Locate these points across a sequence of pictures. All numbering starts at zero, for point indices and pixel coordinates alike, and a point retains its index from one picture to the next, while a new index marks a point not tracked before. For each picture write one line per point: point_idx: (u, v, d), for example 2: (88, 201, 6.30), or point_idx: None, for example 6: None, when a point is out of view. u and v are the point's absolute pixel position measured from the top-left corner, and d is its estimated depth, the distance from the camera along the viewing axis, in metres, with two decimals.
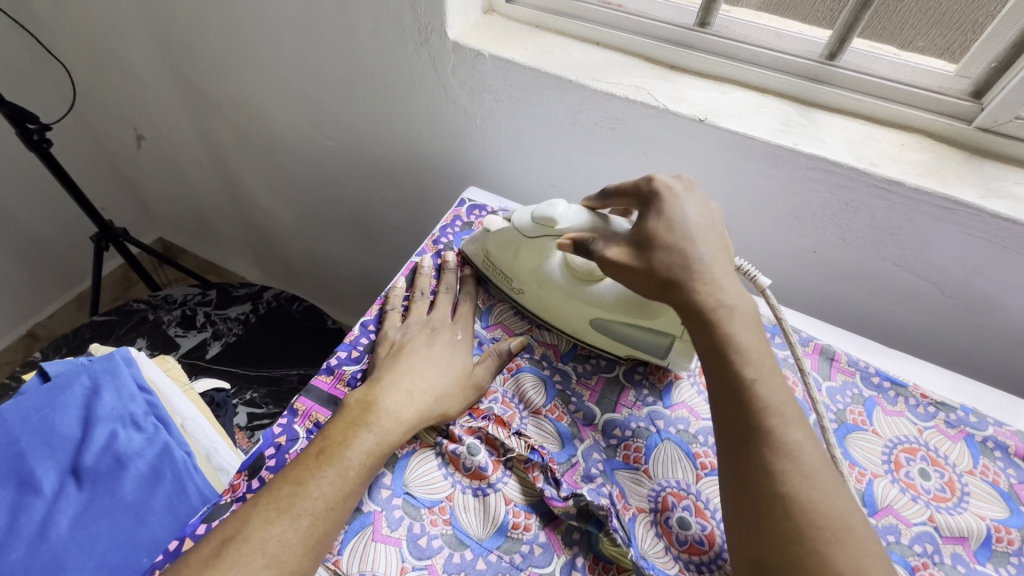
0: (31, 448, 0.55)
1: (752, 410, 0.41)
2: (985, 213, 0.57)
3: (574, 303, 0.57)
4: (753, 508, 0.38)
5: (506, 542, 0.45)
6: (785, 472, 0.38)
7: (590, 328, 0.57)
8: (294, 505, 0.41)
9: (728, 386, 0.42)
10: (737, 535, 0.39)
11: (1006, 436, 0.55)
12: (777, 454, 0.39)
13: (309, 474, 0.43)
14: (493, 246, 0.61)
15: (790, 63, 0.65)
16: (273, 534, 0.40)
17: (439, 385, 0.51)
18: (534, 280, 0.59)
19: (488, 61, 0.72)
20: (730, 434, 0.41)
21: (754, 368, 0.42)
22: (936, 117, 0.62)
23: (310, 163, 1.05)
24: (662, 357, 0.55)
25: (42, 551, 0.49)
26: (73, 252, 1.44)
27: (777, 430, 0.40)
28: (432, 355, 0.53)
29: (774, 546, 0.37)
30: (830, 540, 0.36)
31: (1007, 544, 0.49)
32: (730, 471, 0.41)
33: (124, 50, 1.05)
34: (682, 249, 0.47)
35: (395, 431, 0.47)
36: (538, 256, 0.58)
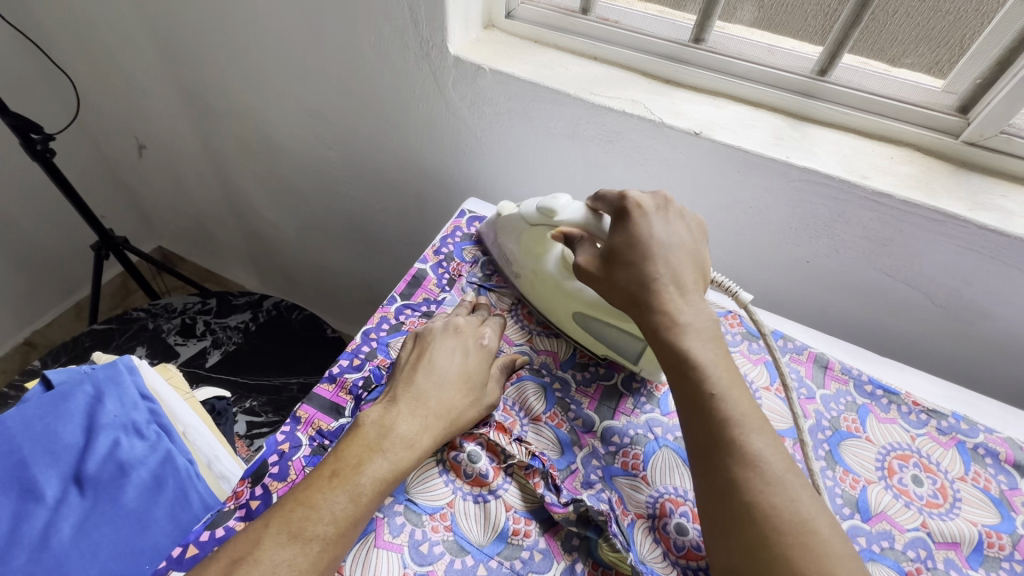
0: (33, 456, 0.55)
1: (715, 421, 0.42)
2: (972, 225, 0.59)
3: (560, 295, 0.59)
4: (722, 514, 0.39)
5: (506, 549, 0.46)
6: (748, 481, 0.39)
7: (572, 323, 0.59)
8: (306, 530, 0.40)
9: (695, 396, 0.43)
10: (712, 542, 0.40)
11: (996, 443, 0.57)
12: (741, 464, 0.40)
13: (321, 497, 0.42)
14: (503, 230, 0.65)
15: (782, 79, 0.67)
16: (285, 557, 0.39)
17: (453, 404, 0.49)
18: (530, 267, 0.62)
19: (488, 75, 0.73)
20: (698, 445, 0.42)
21: (715, 380, 0.43)
22: (925, 132, 0.64)
23: (310, 172, 1.06)
24: (634, 362, 0.57)
25: (44, 559, 0.48)
26: (73, 260, 1.45)
27: (750, 436, 0.41)
28: (455, 368, 0.52)
29: (745, 553, 0.38)
30: (789, 547, 0.37)
31: (998, 549, 0.50)
32: (701, 482, 0.41)
33: (129, 62, 1.07)
34: (642, 265, 0.49)
35: (407, 456, 0.46)
36: (540, 246, 0.61)
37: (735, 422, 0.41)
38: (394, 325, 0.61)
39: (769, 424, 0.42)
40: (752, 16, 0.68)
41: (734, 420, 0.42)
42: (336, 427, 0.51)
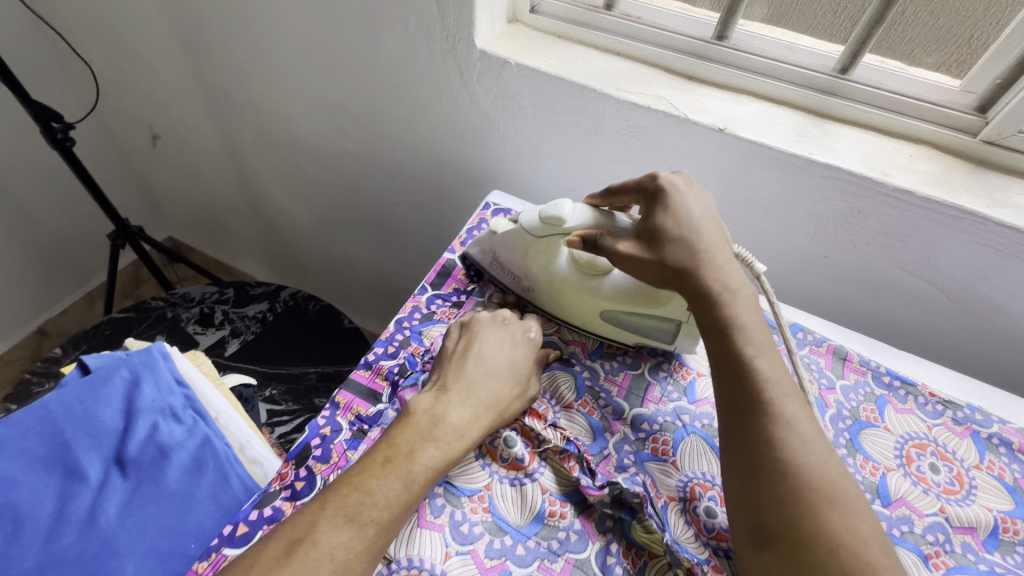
0: (76, 439, 0.56)
1: (752, 383, 0.43)
2: (990, 222, 0.61)
3: (586, 298, 0.59)
4: (753, 471, 0.41)
5: (544, 529, 0.48)
6: (782, 439, 0.41)
7: (600, 321, 0.60)
8: (361, 514, 0.41)
9: (731, 361, 0.45)
10: (737, 500, 0.41)
11: (1010, 433, 0.59)
12: (775, 423, 0.41)
13: (374, 481, 0.43)
14: (502, 249, 0.63)
15: (805, 77, 0.68)
16: (341, 540, 0.40)
17: (501, 394, 0.51)
18: (544, 278, 0.61)
19: (514, 69, 0.74)
20: (734, 406, 0.44)
21: (754, 345, 0.45)
22: (942, 130, 0.66)
23: (328, 164, 1.07)
24: (668, 343, 0.59)
25: (92, 537, 0.50)
26: (86, 249, 1.45)
27: (777, 400, 0.42)
28: (502, 361, 0.53)
29: (775, 508, 0.39)
30: (817, 501, 0.38)
31: (1013, 534, 0.52)
32: (729, 443, 0.43)
33: (148, 52, 1.07)
34: (688, 240, 0.50)
35: (460, 443, 0.47)
36: (549, 254, 0.60)
37: (770, 385, 0.43)
38: (426, 314, 0.63)
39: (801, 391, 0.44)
40: (764, 13, 0.70)
41: (770, 383, 0.43)
42: (374, 413, 0.53)
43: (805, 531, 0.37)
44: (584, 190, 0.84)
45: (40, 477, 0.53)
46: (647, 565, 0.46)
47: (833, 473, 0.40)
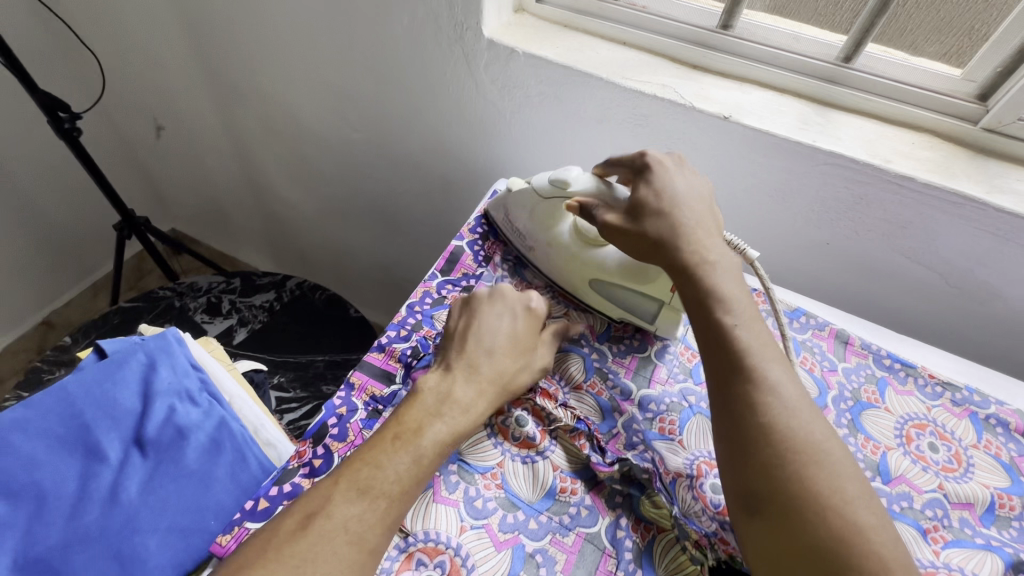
0: (96, 420, 0.57)
1: (733, 351, 0.44)
2: (990, 208, 0.62)
3: (580, 264, 0.63)
4: (739, 439, 0.41)
5: (555, 504, 0.49)
6: (765, 405, 0.42)
7: (588, 289, 0.64)
8: (373, 487, 0.43)
9: (716, 331, 0.46)
10: (727, 468, 0.42)
11: (1007, 414, 0.60)
12: (758, 389, 0.42)
13: (386, 457, 0.44)
14: (514, 207, 0.67)
15: (809, 65, 0.69)
16: (355, 512, 0.41)
17: (505, 370, 0.52)
18: (546, 239, 0.65)
19: (521, 58, 0.75)
20: (718, 376, 0.45)
21: (737, 314, 0.47)
22: (943, 118, 0.67)
23: (333, 154, 1.08)
24: (649, 322, 0.62)
25: (115, 514, 0.51)
26: (91, 240, 1.46)
27: (759, 367, 0.43)
28: (507, 337, 0.54)
29: (762, 474, 0.39)
30: (803, 463, 0.39)
31: (1009, 510, 0.54)
32: (716, 412, 0.44)
33: (153, 42, 1.08)
34: (670, 214, 0.52)
35: (467, 420, 0.48)
36: (552, 218, 0.64)
37: (752, 352, 0.44)
38: (437, 298, 0.64)
39: (785, 357, 0.45)
40: (763, 5, 0.71)
41: (752, 351, 0.44)
42: (389, 393, 0.54)
43: (792, 495, 0.38)
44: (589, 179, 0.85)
45: (61, 458, 0.54)
46: (655, 538, 0.48)
47: (818, 436, 0.40)
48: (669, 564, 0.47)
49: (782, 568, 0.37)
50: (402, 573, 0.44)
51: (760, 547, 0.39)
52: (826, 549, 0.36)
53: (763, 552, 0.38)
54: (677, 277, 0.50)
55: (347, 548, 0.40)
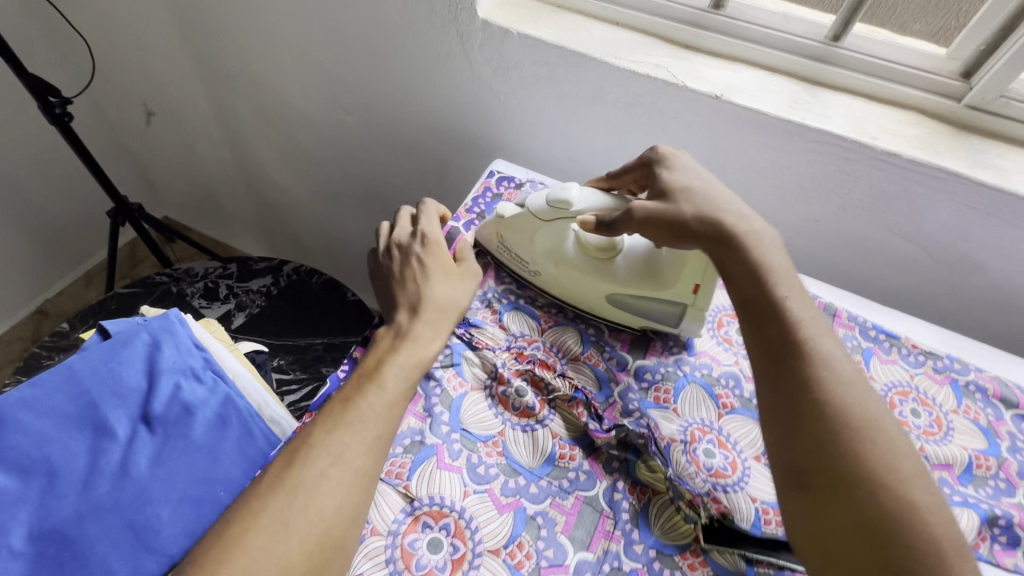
0: (102, 397, 0.57)
1: (786, 326, 0.46)
2: (972, 182, 0.64)
3: (595, 280, 0.61)
4: (792, 414, 0.43)
5: (554, 470, 0.51)
6: (820, 380, 0.43)
7: (606, 304, 0.61)
8: (347, 416, 0.46)
9: (767, 307, 0.47)
10: (776, 442, 0.43)
11: (985, 380, 0.63)
12: (812, 364, 0.44)
13: (355, 392, 0.48)
14: (510, 233, 0.64)
15: (799, 44, 0.71)
16: (337, 441, 0.44)
17: (447, 296, 0.57)
18: (552, 262, 0.63)
19: (515, 39, 0.75)
20: (768, 351, 0.46)
21: (785, 288, 0.48)
22: (928, 95, 0.69)
23: (328, 138, 1.08)
24: (674, 326, 0.60)
25: (127, 486, 0.53)
26: (83, 229, 1.45)
27: (811, 343, 0.45)
28: (437, 265, 0.59)
29: (815, 448, 0.41)
30: (858, 438, 0.40)
31: (985, 469, 0.56)
32: (764, 389, 0.45)
33: (142, 25, 1.07)
34: (697, 189, 0.53)
35: (433, 346, 0.53)
36: (557, 240, 0.62)
37: (804, 328, 0.45)
38: None
39: (833, 332, 0.46)
40: None
41: (803, 326, 0.46)
42: None
43: (847, 469, 0.40)
44: (583, 159, 0.86)
45: (70, 433, 0.55)
46: (651, 501, 0.50)
47: (872, 411, 0.42)
48: (664, 524, 0.49)
49: (831, 540, 0.39)
50: (408, 535, 0.46)
51: (808, 520, 0.40)
52: (877, 524, 0.38)
53: (813, 526, 0.40)
54: (719, 251, 0.51)
55: (334, 472, 0.43)
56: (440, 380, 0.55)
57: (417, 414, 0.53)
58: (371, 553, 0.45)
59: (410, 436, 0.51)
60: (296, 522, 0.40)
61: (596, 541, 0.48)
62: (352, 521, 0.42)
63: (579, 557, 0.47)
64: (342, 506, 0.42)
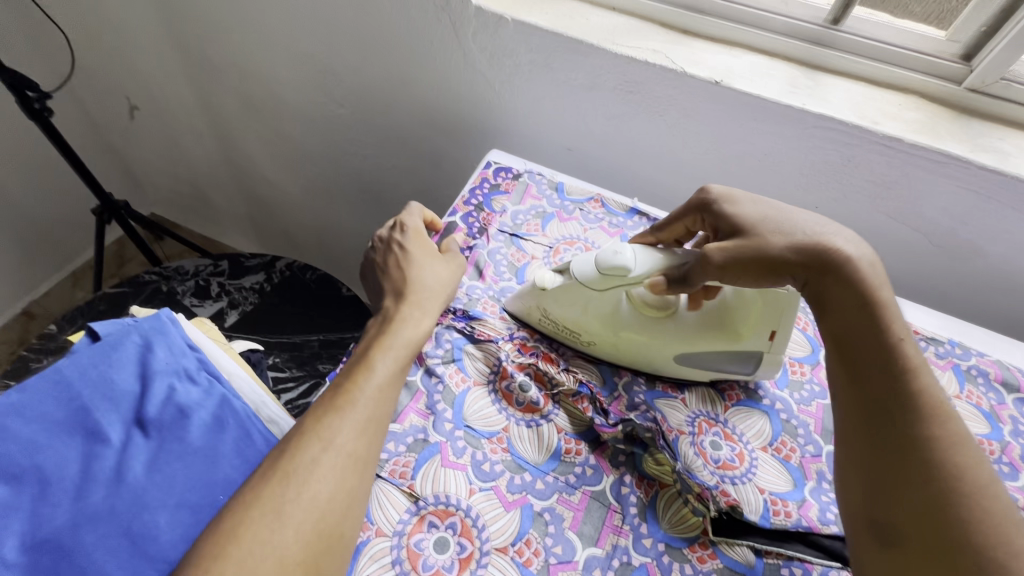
0: (94, 401, 0.56)
1: (894, 373, 0.42)
2: (973, 165, 0.64)
3: (664, 342, 0.54)
4: (891, 468, 0.39)
5: (560, 465, 0.50)
6: (929, 434, 0.39)
7: (676, 363, 0.55)
8: (339, 401, 0.44)
9: (872, 346, 0.43)
10: (865, 492, 0.40)
11: (987, 365, 0.63)
12: (921, 417, 0.40)
13: (346, 377, 0.46)
14: (556, 306, 0.56)
15: (797, 28, 0.69)
16: (329, 428, 0.43)
17: (434, 280, 0.56)
18: (609, 330, 0.55)
19: (510, 25, 0.74)
20: (869, 396, 0.42)
21: (899, 332, 0.43)
22: (928, 78, 0.68)
23: (318, 130, 1.05)
24: (749, 372, 0.55)
25: (123, 492, 0.51)
26: (68, 227, 1.42)
27: (923, 393, 0.41)
28: (419, 248, 0.58)
29: (911, 505, 0.38)
30: (962, 502, 0.37)
31: (989, 454, 0.57)
32: (856, 433, 0.42)
33: (123, 16, 1.03)
34: (772, 217, 0.49)
35: (424, 322, 0.52)
36: (612, 305, 0.55)
37: (918, 375, 0.41)
38: None
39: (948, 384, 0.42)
40: None
41: (917, 373, 0.41)
42: None
43: (946, 533, 0.36)
44: (581, 149, 0.85)
45: (61, 440, 0.53)
46: (659, 494, 0.49)
47: (984, 476, 0.38)
48: (673, 517, 0.48)
49: None
50: (414, 535, 0.45)
51: None
52: None
53: None
54: (823, 280, 0.46)
55: (325, 458, 0.42)
56: (441, 376, 0.54)
57: (419, 412, 0.52)
58: (377, 555, 0.44)
59: (413, 434, 0.50)
60: (290, 511, 0.39)
61: (604, 537, 0.47)
62: (347, 510, 0.41)
63: (587, 553, 0.46)
64: (335, 493, 0.41)
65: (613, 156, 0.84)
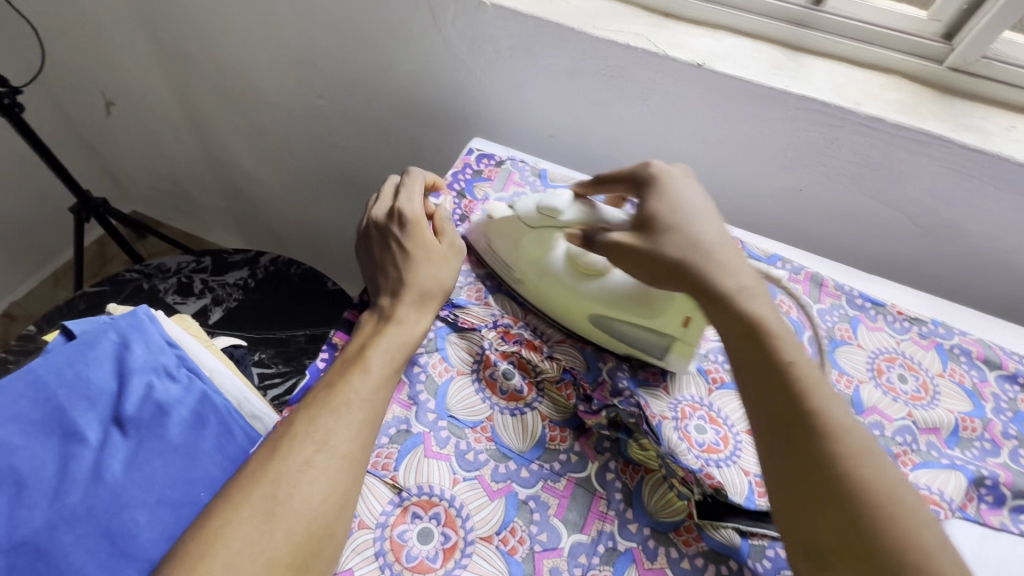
0: (70, 401, 0.55)
1: (792, 394, 0.42)
2: (955, 145, 0.64)
3: (575, 296, 0.56)
4: (805, 490, 0.39)
5: (545, 454, 0.50)
6: (834, 452, 0.39)
7: (588, 324, 0.56)
8: (332, 401, 0.44)
9: (767, 370, 0.43)
10: (787, 519, 0.40)
11: (969, 343, 0.63)
12: (824, 437, 0.40)
13: (340, 377, 0.46)
14: (496, 236, 0.60)
15: (778, 9, 0.69)
16: (321, 427, 0.43)
17: (431, 280, 0.54)
18: (534, 270, 0.58)
19: (489, 11, 0.72)
20: (773, 421, 0.42)
21: (788, 349, 0.44)
22: (910, 58, 0.68)
23: (298, 122, 1.04)
24: (659, 358, 0.54)
25: (101, 492, 0.50)
26: (47, 227, 1.39)
27: (820, 410, 0.41)
28: (419, 246, 0.55)
29: (833, 527, 0.38)
30: (875, 515, 0.37)
31: (971, 431, 0.57)
32: (770, 461, 0.41)
33: (94, 8, 1.00)
34: (683, 228, 0.49)
35: (417, 328, 0.51)
36: (541, 248, 0.58)
37: (812, 393, 0.42)
38: None
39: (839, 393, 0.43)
40: None
41: (811, 391, 0.42)
42: None
43: (867, 550, 0.36)
44: (565, 136, 0.84)
45: (38, 440, 0.52)
46: (643, 479, 0.49)
47: (890, 482, 0.39)
48: (658, 501, 0.48)
49: None
50: (397, 526, 0.45)
51: None
52: None
53: None
54: (717, 311, 0.46)
55: (318, 459, 0.41)
56: (424, 366, 0.53)
57: (402, 403, 0.51)
58: (360, 547, 0.43)
59: (396, 425, 0.50)
60: (281, 514, 0.39)
61: (590, 523, 0.47)
62: (340, 511, 0.41)
63: (573, 540, 0.46)
64: (329, 494, 0.40)
65: (597, 143, 0.83)
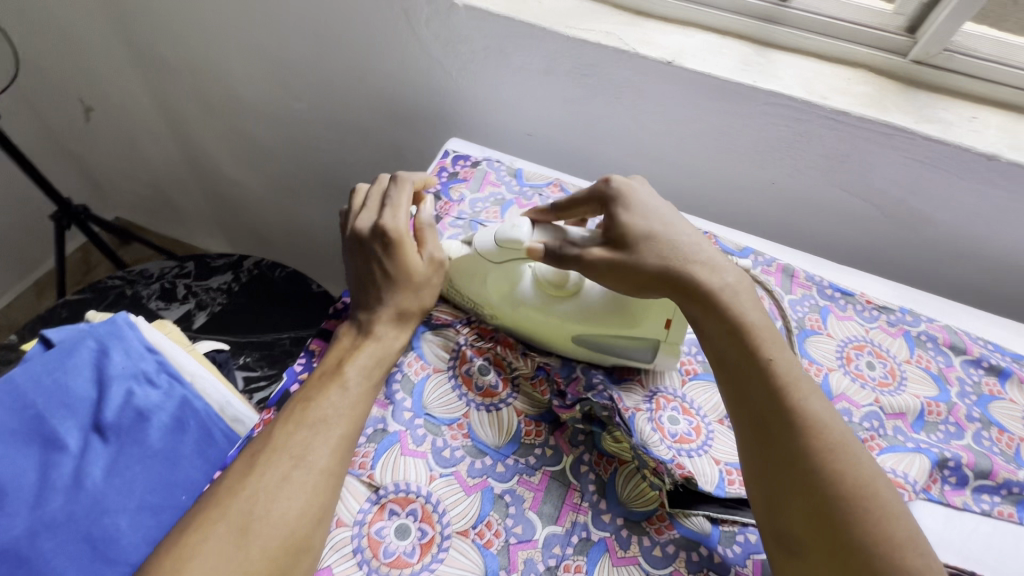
0: (49, 409, 0.55)
1: (773, 390, 0.44)
2: (918, 136, 0.65)
3: (557, 321, 0.55)
4: (782, 482, 0.42)
5: (520, 448, 0.51)
6: (810, 446, 0.42)
7: (573, 344, 0.56)
8: (308, 416, 0.45)
9: (750, 368, 0.46)
10: (766, 506, 0.42)
11: (936, 330, 0.65)
12: (802, 431, 0.42)
13: (318, 393, 0.46)
14: (458, 277, 0.57)
15: (746, 5, 0.70)
16: (297, 439, 0.43)
17: (409, 301, 0.53)
18: (508, 304, 0.56)
19: (462, 12, 0.73)
20: (755, 416, 0.44)
21: (768, 348, 0.46)
22: (875, 52, 0.69)
23: (278, 125, 1.04)
24: (647, 361, 0.55)
25: (81, 498, 0.51)
26: (28, 236, 1.38)
27: (799, 407, 0.43)
28: (400, 267, 0.53)
29: (807, 516, 0.40)
30: (849, 506, 0.39)
31: (937, 415, 0.59)
32: (752, 454, 0.44)
33: (68, 15, 1.00)
34: (659, 236, 0.50)
35: (394, 349, 0.51)
36: (510, 281, 0.56)
37: (791, 391, 0.44)
38: None
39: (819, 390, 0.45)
40: None
41: (791, 389, 0.44)
42: None
43: (839, 539, 0.39)
44: (542, 135, 0.85)
45: (17, 449, 0.53)
46: (617, 471, 0.51)
47: (865, 476, 0.40)
48: (631, 491, 0.50)
49: None
50: (374, 523, 0.46)
51: None
52: None
53: None
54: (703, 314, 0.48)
55: (296, 474, 0.42)
56: (400, 365, 0.54)
57: (378, 402, 0.52)
58: (338, 544, 0.44)
59: (372, 425, 0.50)
60: (257, 529, 0.39)
61: (564, 514, 0.48)
62: (319, 520, 0.42)
63: (547, 531, 0.47)
64: (305, 508, 0.41)
65: (574, 140, 0.84)
